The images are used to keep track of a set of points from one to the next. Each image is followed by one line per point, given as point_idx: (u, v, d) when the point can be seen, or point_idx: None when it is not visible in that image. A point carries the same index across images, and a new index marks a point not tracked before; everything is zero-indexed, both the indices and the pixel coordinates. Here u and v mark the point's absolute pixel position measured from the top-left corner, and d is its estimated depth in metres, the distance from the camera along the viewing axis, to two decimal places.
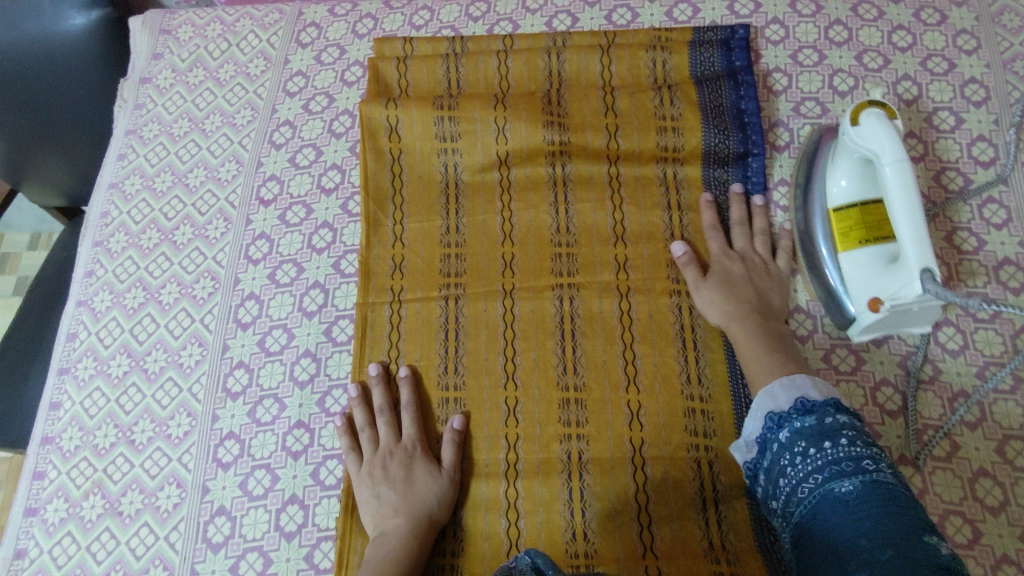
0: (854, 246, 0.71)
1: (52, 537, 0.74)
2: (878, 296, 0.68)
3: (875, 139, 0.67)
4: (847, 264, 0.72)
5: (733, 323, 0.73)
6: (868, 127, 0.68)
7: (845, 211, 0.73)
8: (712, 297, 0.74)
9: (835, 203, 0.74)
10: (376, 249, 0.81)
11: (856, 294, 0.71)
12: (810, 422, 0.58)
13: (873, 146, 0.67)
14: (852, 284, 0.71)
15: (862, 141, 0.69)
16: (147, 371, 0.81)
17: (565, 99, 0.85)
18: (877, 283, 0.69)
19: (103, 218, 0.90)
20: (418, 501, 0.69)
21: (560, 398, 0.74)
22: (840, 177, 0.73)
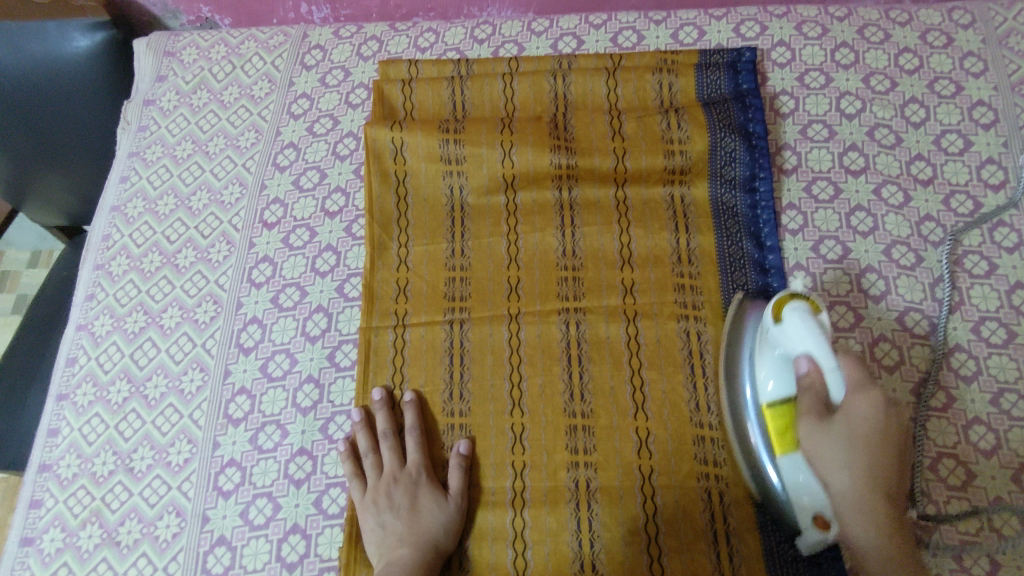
0: (793, 452, 0.63)
1: (48, 568, 0.72)
2: (822, 514, 0.62)
3: (802, 340, 0.61)
4: (790, 473, 0.64)
5: (850, 500, 0.58)
6: (793, 326, 0.62)
7: (778, 409, 0.65)
8: (835, 457, 0.59)
9: (767, 401, 0.65)
10: (381, 272, 0.81)
11: (799, 500, 0.63)
12: None
13: (803, 349, 0.61)
14: (795, 492, 0.64)
15: (787, 341, 0.62)
16: (147, 397, 0.79)
17: (571, 123, 0.84)
18: (814, 492, 0.63)
19: (104, 241, 0.90)
20: (424, 531, 0.68)
21: (568, 425, 0.72)
22: (766, 377, 0.66)
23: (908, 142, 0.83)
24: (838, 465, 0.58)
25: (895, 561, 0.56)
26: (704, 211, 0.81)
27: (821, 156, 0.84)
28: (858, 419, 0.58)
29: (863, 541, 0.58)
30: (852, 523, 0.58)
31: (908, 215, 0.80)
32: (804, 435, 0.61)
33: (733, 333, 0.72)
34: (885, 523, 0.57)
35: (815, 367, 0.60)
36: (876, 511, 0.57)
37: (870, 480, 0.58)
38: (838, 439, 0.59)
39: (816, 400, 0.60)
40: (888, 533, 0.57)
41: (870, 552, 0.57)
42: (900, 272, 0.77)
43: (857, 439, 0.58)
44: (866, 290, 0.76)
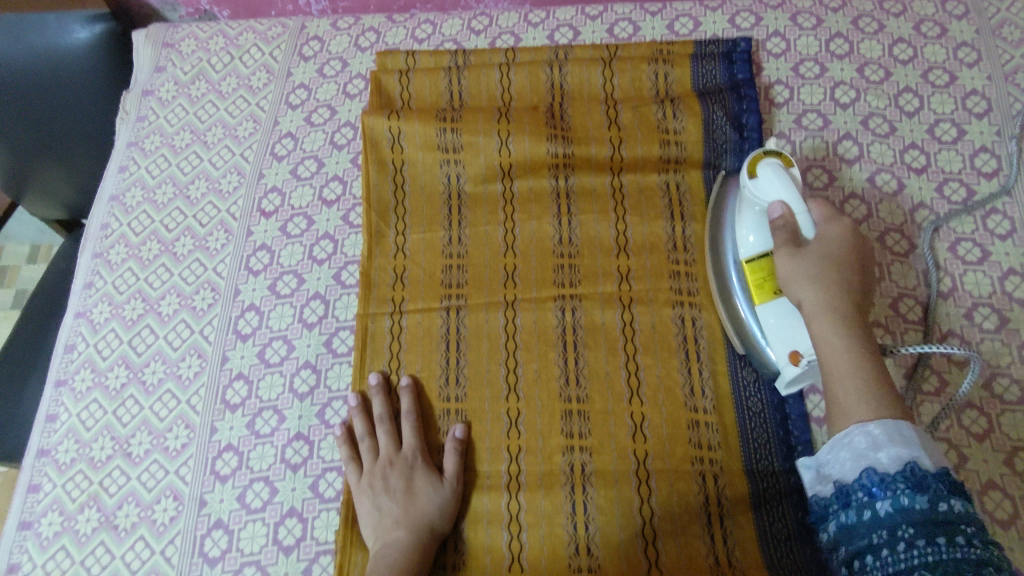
0: (770, 297, 0.69)
1: (46, 552, 0.73)
2: (797, 348, 0.67)
3: (776, 188, 0.68)
4: (767, 317, 0.69)
5: (819, 301, 0.64)
6: (767, 177, 0.69)
7: (758, 262, 0.70)
8: (804, 273, 0.65)
9: (745, 255, 0.71)
10: (378, 259, 0.81)
11: (774, 345, 0.69)
12: (922, 505, 0.53)
13: (777, 196, 0.68)
14: (772, 334, 0.69)
15: (760, 194, 0.70)
16: (145, 383, 0.80)
17: (567, 112, 0.85)
18: (794, 332, 0.67)
19: (103, 230, 0.90)
20: (420, 514, 0.68)
21: (563, 409, 0.73)
22: (745, 233, 0.72)
23: (902, 131, 0.84)
24: (804, 280, 0.65)
25: (866, 374, 0.60)
26: (699, 199, 0.81)
27: (815, 145, 0.84)
28: (824, 243, 0.66)
29: (834, 353, 0.62)
30: (817, 328, 0.64)
31: (902, 203, 0.80)
32: (778, 263, 0.67)
33: (716, 220, 0.77)
34: (856, 341, 0.62)
35: (788, 210, 0.67)
36: (847, 319, 0.63)
37: (839, 310, 0.63)
38: (808, 260, 0.65)
39: (789, 233, 0.66)
40: (856, 343, 0.62)
41: (837, 358, 0.61)
42: (893, 259, 0.78)
43: (827, 260, 0.65)
44: None
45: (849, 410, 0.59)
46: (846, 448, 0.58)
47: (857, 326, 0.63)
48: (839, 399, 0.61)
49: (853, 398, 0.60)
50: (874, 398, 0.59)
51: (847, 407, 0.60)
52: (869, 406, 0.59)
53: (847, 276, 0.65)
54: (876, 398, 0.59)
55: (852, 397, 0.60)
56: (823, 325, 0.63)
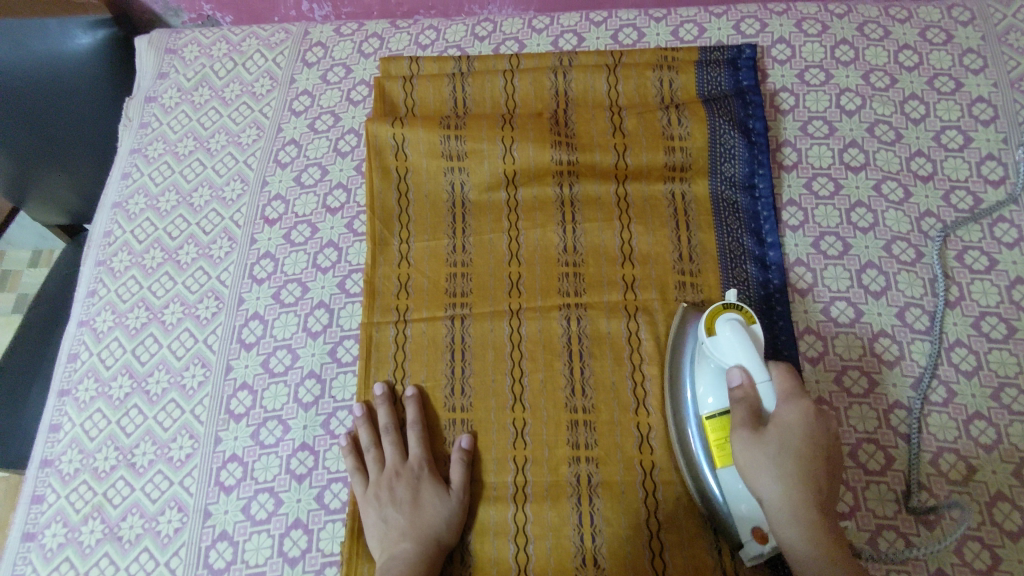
0: (729, 465, 0.65)
1: (50, 563, 0.72)
2: (761, 526, 0.63)
3: (733, 352, 0.65)
4: (728, 484, 0.65)
5: (780, 505, 0.59)
6: (723, 338, 0.66)
7: (716, 423, 0.66)
8: (764, 463, 0.60)
9: (704, 414, 0.68)
10: (382, 268, 0.81)
11: (736, 511, 0.64)
12: None
13: (734, 360, 0.65)
14: (735, 506, 0.64)
15: (720, 353, 0.66)
16: (149, 392, 0.79)
17: (572, 119, 0.85)
18: (755, 511, 0.63)
19: (106, 237, 0.90)
20: (426, 527, 0.68)
21: (569, 419, 0.73)
22: (705, 392, 0.68)
23: (909, 139, 0.83)
24: (766, 472, 0.60)
25: (837, 572, 0.55)
26: (705, 208, 0.81)
27: (821, 153, 0.84)
28: (787, 430, 0.61)
29: (796, 547, 0.57)
30: (785, 536, 0.58)
31: (909, 211, 0.80)
32: (735, 448, 0.62)
33: (677, 345, 0.73)
34: (824, 546, 0.56)
35: (747, 379, 0.64)
36: (805, 507, 0.58)
37: (793, 483, 0.59)
38: (769, 448, 0.60)
39: (748, 412, 0.62)
40: (819, 534, 0.57)
41: (802, 543, 0.57)
42: (900, 268, 0.77)
43: (785, 455, 0.60)
44: (866, 285, 0.77)
45: (815, 571, 0.56)
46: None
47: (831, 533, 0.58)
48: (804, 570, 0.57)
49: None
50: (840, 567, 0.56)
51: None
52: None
53: (812, 458, 0.60)
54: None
55: None
56: (777, 494, 0.59)
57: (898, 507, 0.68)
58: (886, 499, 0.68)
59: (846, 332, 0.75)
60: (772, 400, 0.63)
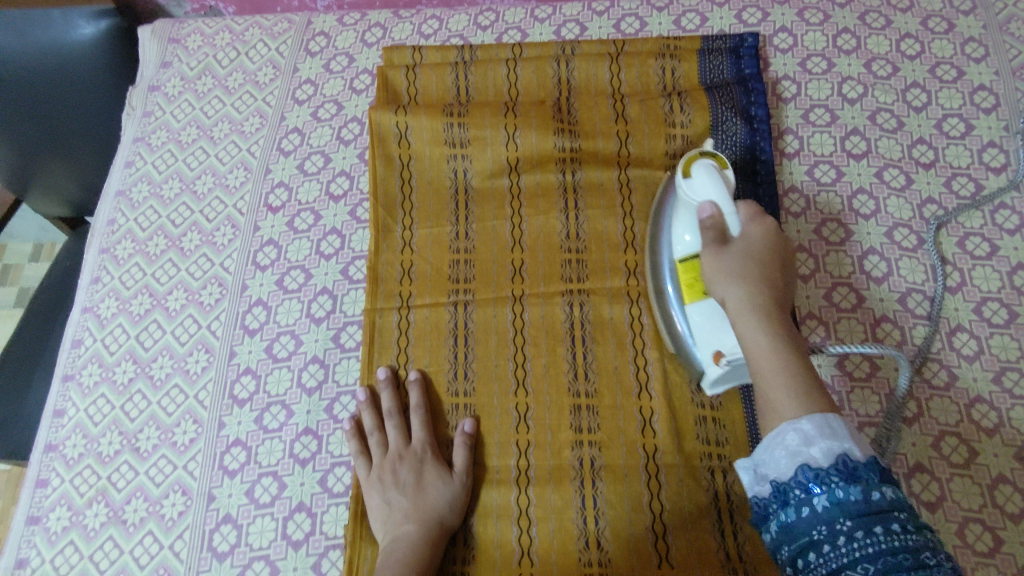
0: (698, 296, 0.68)
1: (55, 547, 0.72)
2: (720, 348, 0.66)
3: (706, 190, 0.66)
4: (695, 313, 0.68)
5: (738, 303, 0.61)
6: (698, 177, 0.67)
7: (687, 261, 0.69)
8: (726, 272, 0.63)
9: (677, 254, 0.70)
10: (385, 255, 0.81)
11: (700, 341, 0.68)
12: (856, 496, 0.48)
13: (707, 196, 0.66)
14: (700, 332, 0.68)
15: (691, 193, 0.67)
16: (153, 378, 0.80)
17: (575, 106, 0.85)
18: (720, 331, 0.66)
19: (110, 225, 0.90)
20: (429, 507, 0.68)
21: (571, 404, 0.73)
22: (680, 233, 0.70)
23: (910, 127, 0.84)
24: (728, 279, 0.62)
25: (779, 347, 0.57)
26: None
27: (822, 140, 0.84)
28: (749, 246, 0.64)
29: (745, 330, 0.60)
30: (744, 331, 0.60)
31: (910, 198, 0.80)
32: (704, 262, 0.65)
33: (659, 211, 0.75)
34: (787, 368, 0.56)
35: (717, 211, 0.65)
36: (762, 306, 0.60)
37: (755, 289, 0.61)
38: (728, 260, 0.63)
39: (714, 230, 0.64)
40: (772, 328, 0.59)
41: (758, 340, 0.58)
42: (902, 254, 0.78)
43: (748, 265, 0.62)
44: (868, 271, 0.77)
45: (765, 364, 0.57)
46: (774, 437, 0.53)
47: (785, 328, 0.59)
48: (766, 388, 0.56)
49: (779, 398, 0.55)
50: (789, 369, 0.56)
51: (772, 400, 0.55)
52: (798, 401, 0.54)
53: (774, 283, 0.62)
54: (805, 402, 0.53)
55: (780, 392, 0.55)
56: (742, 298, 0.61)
57: (899, 490, 0.68)
58: None
59: (848, 317, 0.75)
60: (737, 224, 0.65)
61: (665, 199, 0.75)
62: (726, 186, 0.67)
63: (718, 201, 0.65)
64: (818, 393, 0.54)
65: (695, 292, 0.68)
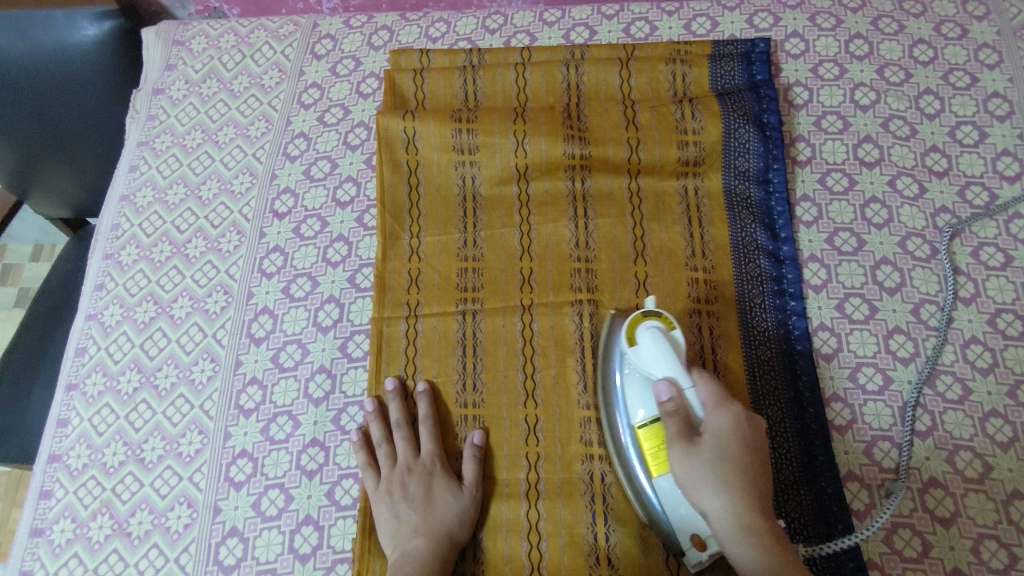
0: (666, 472, 0.63)
1: (59, 559, 0.72)
2: (700, 531, 0.62)
3: (659, 364, 0.63)
4: (668, 493, 0.63)
5: (725, 521, 0.57)
6: (647, 349, 0.63)
7: (650, 430, 0.64)
8: (703, 481, 0.58)
9: (638, 424, 0.66)
10: (392, 263, 0.80)
11: (675, 523, 0.63)
12: None
13: (663, 370, 0.62)
14: (674, 509, 0.63)
15: (642, 362, 0.64)
16: (157, 387, 0.79)
17: (585, 113, 0.84)
18: (693, 514, 0.62)
19: (114, 231, 0.89)
20: (438, 523, 0.67)
21: (581, 416, 0.72)
22: (638, 403, 0.66)
23: (923, 134, 0.83)
24: (707, 489, 0.58)
25: (777, 570, 0.55)
26: (718, 203, 0.80)
27: (835, 148, 0.83)
28: (720, 441, 0.59)
29: (738, 549, 0.56)
30: (734, 552, 0.56)
31: (924, 207, 0.79)
32: (673, 463, 0.60)
33: (606, 361, 0.71)
34: (764, 540, 0.56)
35: (675, 392, 0.61)
36: (753, 526, 0.56)
37: (738, 495, 0.58)
38: (703, 461, 0.59)
39: (679, 428, 0.60)
40: (767, 554, 0.55)
41: (756, 568, 0.55)
42: (915, 264, 0.77)
43: (720, 461, 0.59)
44: (881, 282, 0.76)
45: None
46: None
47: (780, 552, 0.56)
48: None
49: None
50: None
51: None
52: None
53: (744, 456, 0.59)
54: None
55: None
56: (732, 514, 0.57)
57: (914, 506, 0.67)
58: (902, 498, 0.67)
59: (860, 329, 0.75)
60: (701, 405, 0.61)
61: (615, 344, 0.71)
62: (676, 357, 0.63)
63: (674, 377, 0.62)
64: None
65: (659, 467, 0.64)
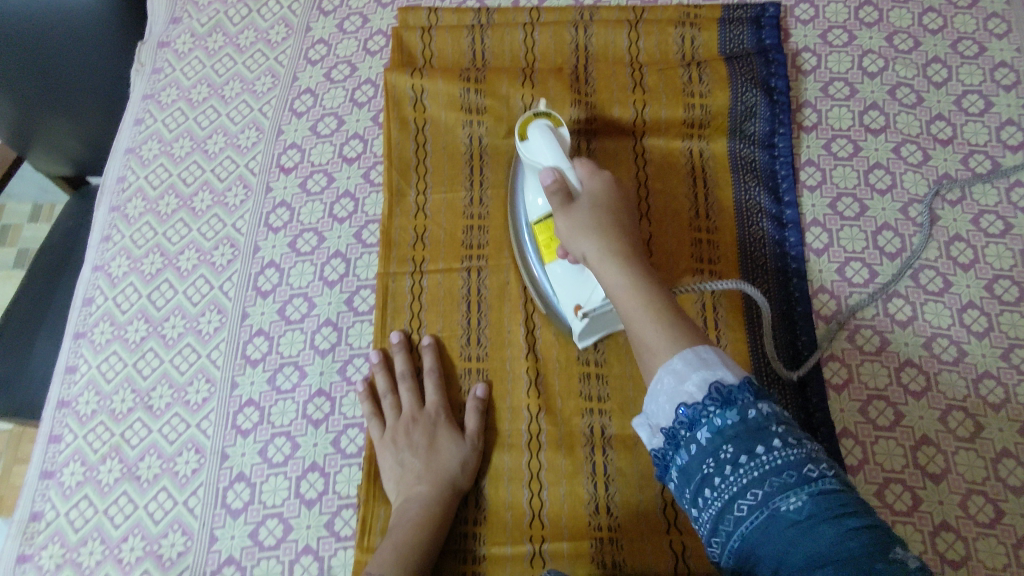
0: (554, 257, 0.71)
1: (70, 500, 0.73)
2: (579, 301, 0.69)
3: (547, 154, 0.65)
4: (557, 268, 0.71)
5: (603, 258, 0.61)
6: (538, 142, 0.66)
7: (543, 224, 0.71)
8: (581, 229, 0.62)
9: (536, 216, 0.72)
10: (398, 219, 0.80)
11: (564, 299, 0.71)
12: (731, 421, 0.47)
13: (549, 158, 0.65)
14: (563, 284, 0.71)
15: (530, 155, 0.67)
16: (165, 336, 0.80)
17: (592, 75, 0.84)
18: (579, 288, 0.69)
19: (120, 183, 0.89)
20: (440, 471, 0.68)
21: (581, 371, 0.73)
22: (535, 195, 0.72)
23: (929, 102, 0.83)
24: (585, 235, 0.62)
25: (639, 295, 0.57)
26: (723, 165, 0.81)
27: (841, 114, 0.83)
28: (596, 199, 0.64)
29: (607, 274, 0.60)
30: (609, 282, 0.60)
31: (927, 173, 0.80)
32: (558, 226, 0.64)
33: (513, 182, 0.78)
34: (645, 298, 0.57)
35: (559, 175, 0.63)
36: (625, 257, 0.60)
37: (615, 248, 0.61)
38: (581, 216, 0.62)
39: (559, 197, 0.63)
40: (636, 277, 0.59)
41: (630, 308, 0.57)
42: (916, 230, 0.78)
43: (597, 217, 0.62)
44: (881, 246, 0.77)
45: (636, 322, 0.56)
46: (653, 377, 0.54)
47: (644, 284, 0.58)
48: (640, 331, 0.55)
49: (653, 342, 0.54)
50: (661, 321, 0.55)
51: (652, 348, 0.54)
52: (667, 341, 0.53)
53: (621, 229, 0.63)
54: (673, 341, 0.53)
55: (651, 329, 0.55)
56: (613, 274, 0.60)
57: (905, 462, 0.69)
58: (894, 453, 0.69)
59: (860, 292, 0.76)
60: (580, 180, 0.64)
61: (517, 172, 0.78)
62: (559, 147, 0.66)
63: (560, 164, 0.65)
64: (671, 316, 0.55)
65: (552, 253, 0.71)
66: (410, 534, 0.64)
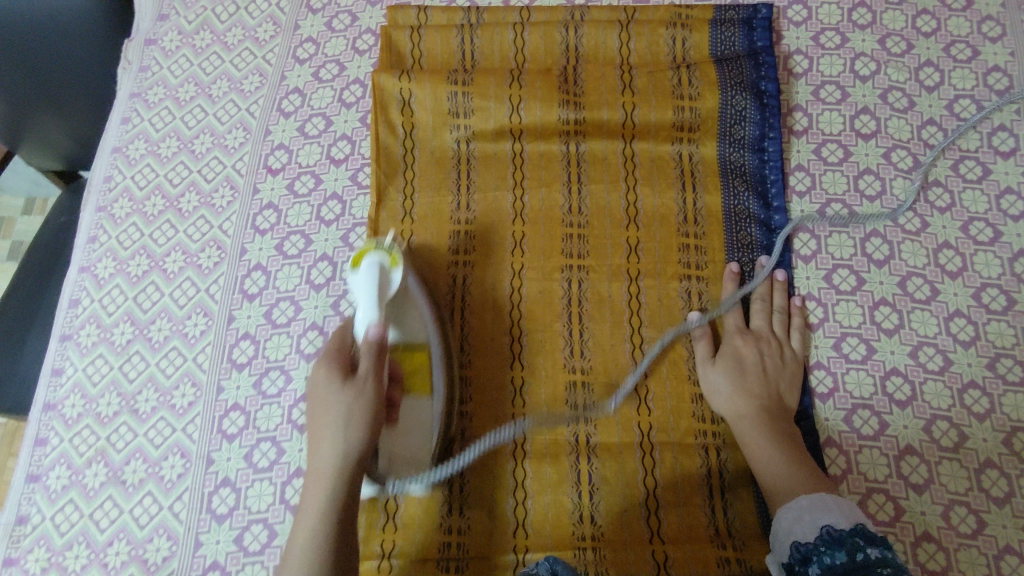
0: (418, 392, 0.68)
1: (56, 504, 0.73)
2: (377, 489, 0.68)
3: (363, 294, 0.66)
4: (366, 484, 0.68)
5: (735, 402, 0.70)
6: (361, 277, 0.67)
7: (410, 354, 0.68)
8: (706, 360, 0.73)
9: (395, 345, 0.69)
10: (385, 223, 0.80)
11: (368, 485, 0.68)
12: (841, 560, 0.53)
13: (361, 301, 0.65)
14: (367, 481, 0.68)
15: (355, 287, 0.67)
16: (151, 340, 0.80)
17: (581, 76, 0.83)
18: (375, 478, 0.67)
19: (106, 183, 0.89)
20: (330, 429, 0.59)
21: (567, 380, 0.73)
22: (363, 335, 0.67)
23: (921, 106, 0.82)
24: (723, 374, 0.71)
25: (759, 408, 0.69)
26: (712, 169, 0.80)
27: (832, 118, 0.83)
28: (349, 408, 0.59)
29: (731, 404, 0.70)
30: (737, 408, 0.70)
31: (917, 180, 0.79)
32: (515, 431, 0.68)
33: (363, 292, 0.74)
34: (759, 417, 0.68)
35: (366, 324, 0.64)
36: (752, 400, 0.70)
37: (754, 398, 0.70)
38: (356, 396, 0.59)
39: (367, 362, 0.61)
40: (759, 410, 0.69)
41: (744, 426, 0.69)
42: (905, 237, 0.77)
43: (353, 410, 0.59)
44: (869, 254, 0.77)
45: (755, 437, 0.67)
46: (809, 502, 0.60)
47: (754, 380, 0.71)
48: (753, 439, 0.67)
49: (778, 455, 0.65)
50: (777, 442, 0.67)
51: (766, 467, 0.65)
52: (791, 461, 0.65)
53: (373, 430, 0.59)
54: (793, 455, 0.65)
55: (765, 438, 0.67)
56: (743, 389, 0.70)
57: (889, 472, 0.69)
58: (877, 463, 0.69)
59: (847, 299, 0.75)
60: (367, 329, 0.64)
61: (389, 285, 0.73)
62: (379, 292, 0.66)
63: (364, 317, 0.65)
64: (789, 444, 0.67)
65: (421, 389, 0.68)
66: (324, 499, 0.57)
